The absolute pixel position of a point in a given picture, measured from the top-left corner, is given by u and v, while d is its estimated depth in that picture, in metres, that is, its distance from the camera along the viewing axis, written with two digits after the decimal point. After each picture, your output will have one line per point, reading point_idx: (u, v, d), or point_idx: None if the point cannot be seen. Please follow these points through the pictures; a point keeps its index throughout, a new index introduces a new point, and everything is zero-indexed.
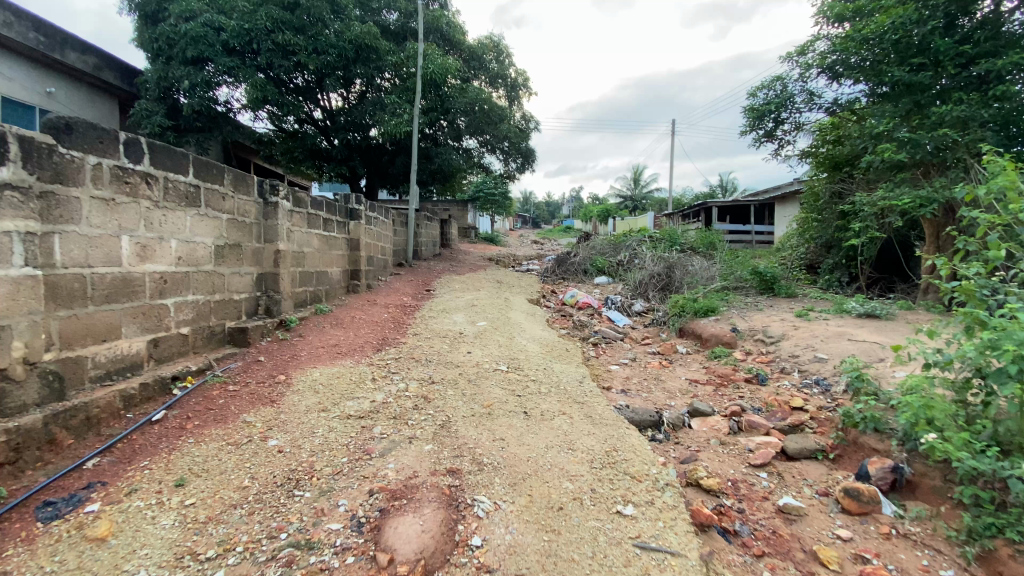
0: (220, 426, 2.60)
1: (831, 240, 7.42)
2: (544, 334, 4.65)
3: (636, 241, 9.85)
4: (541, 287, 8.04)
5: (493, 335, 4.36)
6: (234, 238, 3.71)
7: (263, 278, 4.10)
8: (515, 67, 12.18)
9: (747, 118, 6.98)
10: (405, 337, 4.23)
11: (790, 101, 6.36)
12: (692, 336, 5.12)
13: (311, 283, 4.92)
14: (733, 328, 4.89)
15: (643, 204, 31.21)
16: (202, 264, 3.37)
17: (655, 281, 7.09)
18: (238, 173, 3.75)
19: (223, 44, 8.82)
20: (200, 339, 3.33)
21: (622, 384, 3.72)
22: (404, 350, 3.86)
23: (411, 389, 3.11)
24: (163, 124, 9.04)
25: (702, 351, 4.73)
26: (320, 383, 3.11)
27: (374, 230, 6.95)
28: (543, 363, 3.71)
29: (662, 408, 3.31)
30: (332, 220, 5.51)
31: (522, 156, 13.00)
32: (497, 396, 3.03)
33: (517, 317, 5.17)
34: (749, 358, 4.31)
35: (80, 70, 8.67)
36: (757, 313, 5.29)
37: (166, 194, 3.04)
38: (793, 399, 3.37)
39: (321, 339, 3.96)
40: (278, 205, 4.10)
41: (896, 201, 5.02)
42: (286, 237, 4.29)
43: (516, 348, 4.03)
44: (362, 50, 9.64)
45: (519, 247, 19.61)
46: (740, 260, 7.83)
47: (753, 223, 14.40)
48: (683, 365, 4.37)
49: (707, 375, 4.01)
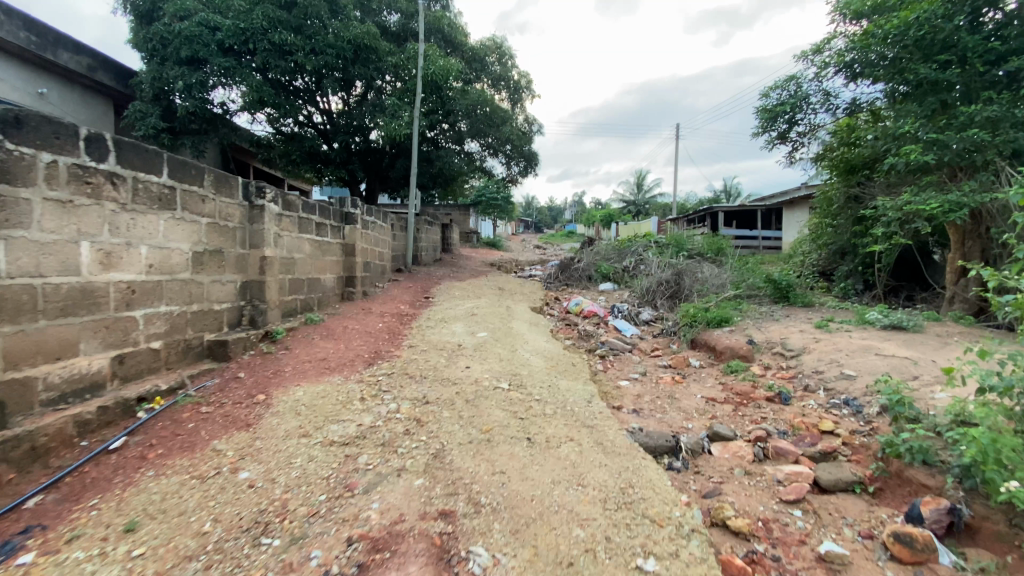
0: (186, 456, 2.32)
1: (846, 247, 7.13)
2: (548, 346, 4.36)
3: (642, 246, 9.56)
4: (545, 294, 7.76)
5: (494, 347, 4.07)
6: (215, 244, 3.44)
7: (248, 287, 3.83)
8: (518, 70, 11.94)
9: (759, 120, 6.67)
10: (399, 349, 3.95)
11: (805, 102, 6.05)
12: (705, 348, 4.82)
13: (302, 291, 4.65)
14: (749, 340, 4.60)
15: (646, 208, 30.92)
16: (177, 273, 3.10)
17: (663, 288, 6.81)
18: (221, 174, 3.49)
19: (218, 44, 8.57)
20: (173, 354, 3.06)
21: (633, 403, 3.43)
22: (397, 365, 3.56)
23: (402, 411, 2.81)
24: (157, 125, 8.83)
25: (717, 365, 4.43)
26: (302, 404, 2.82)
27: (371, 234, 6.67)
28: (548, 380, 3.41)
29: (679, 431, 3.01)
30: (326, 224, 5.23)
31: (525, 159, 12.73)
32: (497, 418, 2.73)
33: (519, 328, 4.88)
34: (768, 374, 4.01)
35: (74, 71, 8.47)
36: (773, 324, 5.00)
37: (135, 196, 2.77)
38: (823, 422, 3.08)
39: (308, 352, 3.66)
40: (264, 209, 3.84)
41: (922, 206, 4.65)
42: (273, 242, 4.02)
43: (519, 361, 3.73)
44: (362, 50, 9.41)
45: (522, 252, 19.36)
46: (751, 266, 7.54)
47: (760, 229, 14.08)
48: (698, 380, 4.07)
49: (725, 393, 3.72)
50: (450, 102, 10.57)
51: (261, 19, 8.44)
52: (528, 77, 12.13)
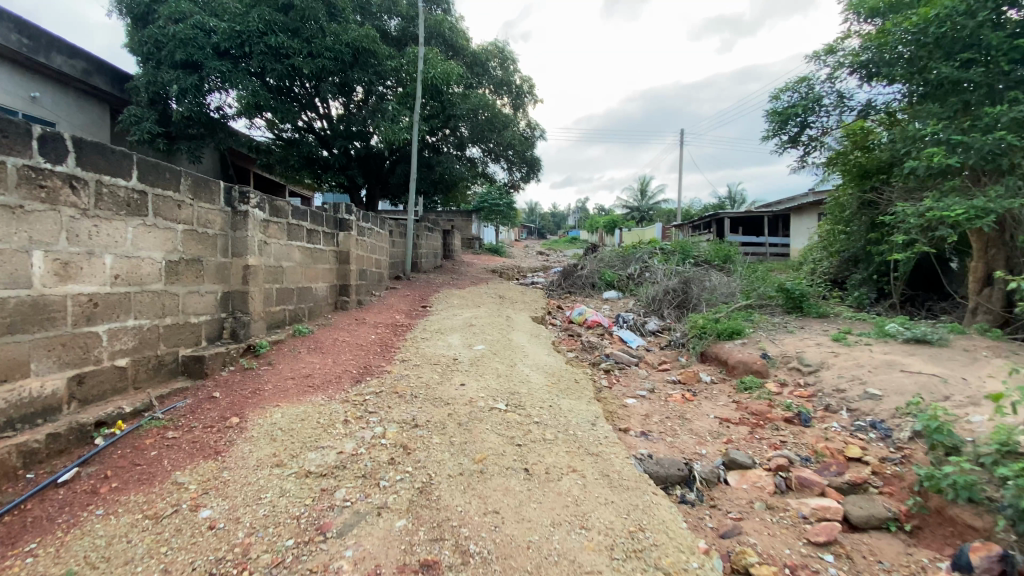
0: (144, 490, 2.08)
1: (860, 254, 6.86)
2: (550, 359, 4.10)
3: (647, 253, 9.31)
4: (547, 302, 7.51)
5: (492, 362, 3.82)
6: (192, 252, 3.22)
7: (229, 297, 3.60)
8: (520, 74, 11.77)
9: (769, 123, 6.41)
10: (390, 364, 3.70)
11: (818, 104, 5.81)
12: (717, 362, 4.56)
13: (290, 301, 4.42)
14: (763, 354, 4.33)
15: (650, 215, 30.64)
16: (148, 284, 2.88)
17: (670, 297, 6.55)
18: (200, 178, 3.29)
19: (213, 48, 8.41)
20: (142, 371, 2.83)
21: (641, 425, 3.17)
22: (387, 382, 3.32)
23: (388, 436, 2.57)
24: (152, 130, 8.66)
25: (729, 381, 4.17)
26: (279, 428, 2.58)
27: (368, 241, 6.45)
28: (549, 399, 3.15)
29: (692, 458, 2.75)
30: (318, 231, 5.01)
31: (527, 165, 12.52)
32: (492, 445, 2.48)
33: (520, 340, 4.63)
34: (785, 391, 3.75)
35: (69, 75, 8.31)
36: (787, 336, 4.73)
37: (99, 201, 2.56)
38: (849, 448, 2.82)
39: (292, 368, 3.43)
40: (248, 215, 3.62)
41: (945, 212, 4.37)
42: (258, 250, 3.80)
43: (519, 378, 3.48)
44: (360, 53, 9.22)
45: (525, 258, 19.12)
46: (761, 274, 7.28)
47: (766, 236, 13.75)
48: (709, 398, 3.81)
49: (739, 413, 3.46)
50: (451, 106, 10.37)
51: (257, 21, 8.27)
52: (530, 81, 11.93)
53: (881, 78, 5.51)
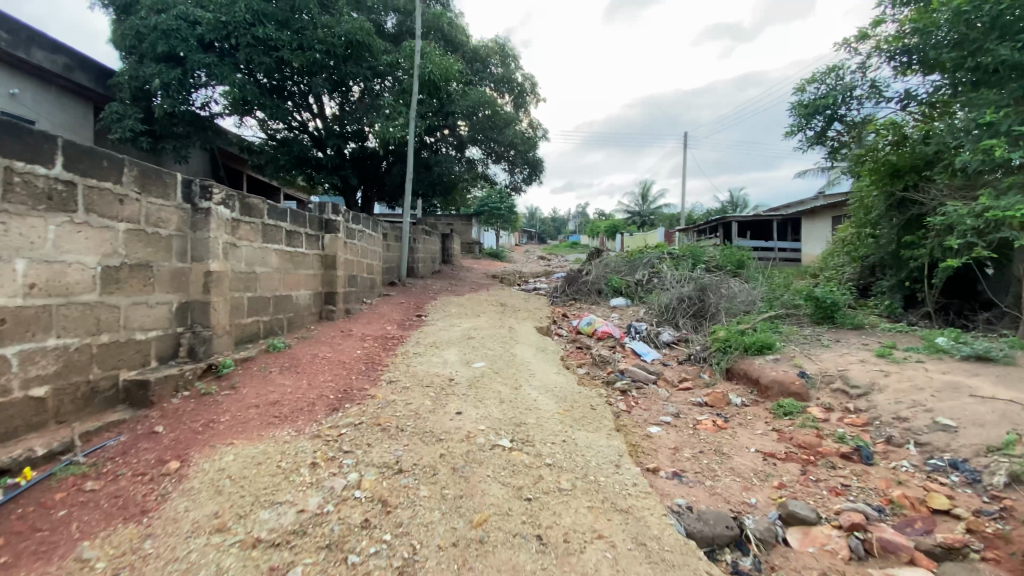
0: (35, 572, 1.57)
1: (890, 259, 6.36)
2: (559, 378, 3.58)
3: (655, 257, 8.80)
4: (552, 310, 6.99)
5: (492, 383, 3.30)
6: (139, 256, 2.71)
7: (188, 309, 3.09)
8: (522, 72, 11.30)
9: (793, 117, 5.89)
10: (374, 386, 3.19)
11: (852, 94, 5.31)
12: (746, 380, 4.04)
13: (263, 312, 3.91)
14: (800, 372, 3.81)
15: (651, 219, 30.12)
16: (76, 295, 2.36)
17: (686, 306, 6.04)
18: (149, 169, 2.78)
19: (198, 40, 7.90)
20: (68, 402, 2.31)
21: (672, 463, 2.66)
22: (369, 410, 2.80)
23: (364, 487, 2.06)
24: (136, 128, 8.15)
25: (763, 404, 3.66)
26: (228, 476, 2.06)
27: (358, 245, 5.94)
28: (562, 432, 2.63)
29: (740, 511, 2.23)
30: (299, 232, 4.50)
31: (529, 166, 12.04)
32: (495, 500, 1.97)
33: (524, 355, 4.11)
34: (833, 419, 3.24)
35: (50, 72, 7.77)
36: (824, 351, 4.22)
37: (6, 192, 2.06)
38: (932, 498, 2.31)
39: (258, 393, 2.91)
40: (211, 212, 3.11)
41: (1006, 212, 3.85)
42: (223, 255, 3.28)
43: (524, 404, 2.95)
44: (354, 47, 8.67)
45: (526, 263, 18.61)
46: (783, 281, 6.77)
47: (776, 240, 13.25)
48: (744, 426, 3.30)
49: (784, 446, 2.95)
50: (449, 104, 9.86)
51: (244, 12, 7.73)
52: (533, 79, 11.47)
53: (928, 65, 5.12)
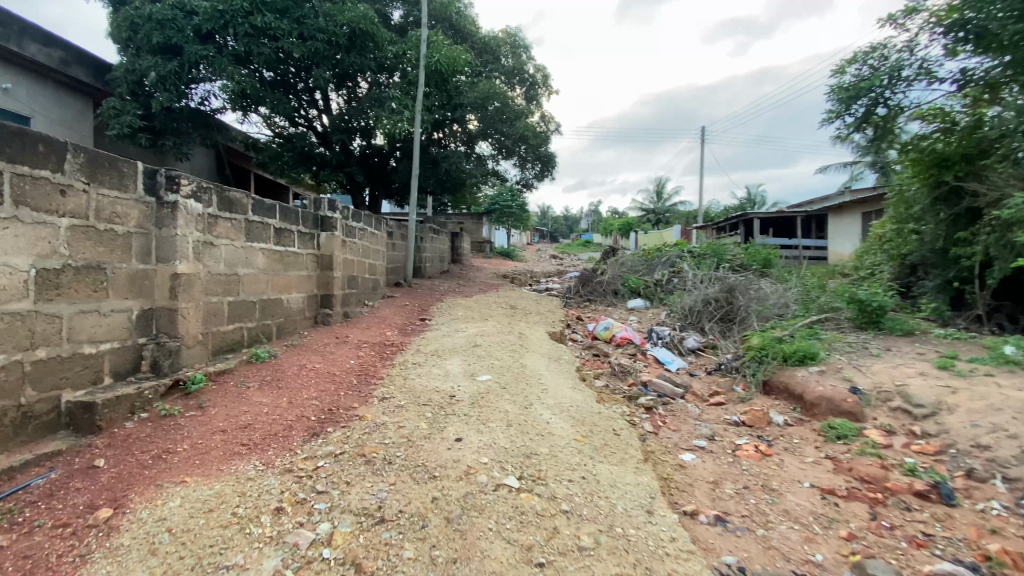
0: None
1: (936, 257, 5.84)
2: (574, 394, 3.14)
3: (674, 256, 8.31)
4: (566, 313, 6.55)
5: (500, 400, 2.88)
6: (86, 257, 2.34)
7: (152, 317, 2.72)
8: (534, 63, 10.87)
9: (831, 102, 5.37)
10: (363, 404, 2.79)
11: (902, 74, 4.81)
12: (786, 395, 3.57)
13: (247, 318, 3.52)
14: (852, 387, 3.34)
15: (667, 217, 29.39)
16: (2, 304, 1.99)
17: (712, 309, 5.57)
18: (100, 156, 2.42)
19: (195, 30, 7.58)
20: None
21: (714, 503, 2.22)
22: (354, 435, 2.40)
23: (334, 544, 1.65)
24: (134, 124, 7.78)
25: (810, 424, 3.19)
26: (168, 530, 1.67)
27: (359, 244, 5.54)
28: (580, 465, 2.21)
29: (805, 574, 1.79)
30: (290, 230, 4.11)
31: (541, 162, 11.61)
32: (497, 568, 1.54)
33: (536, 366, 3.67)
34: (897, 446, 2.78)
35: (45, 66, 7.45)
36: (876, 361, 3.74)
37: None
38: None
39: (228, 415, 2.52)
40: (178, 206, 2.73)
41: None
42: (195, 255, 2.89)
43: (536, 427, 2.52)
44: (358, 37, 8.28)
45: (539, 262, 18.13)
46: (817, 281, 6.25)
47: (801, 237, 12.62)
48: (791, 453, 2.84)
49: (844, 480, 2.50)
50: (457, 96, 9.45)
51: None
52: (545, 71, 11.01)
53: (969, 46, 5.10)
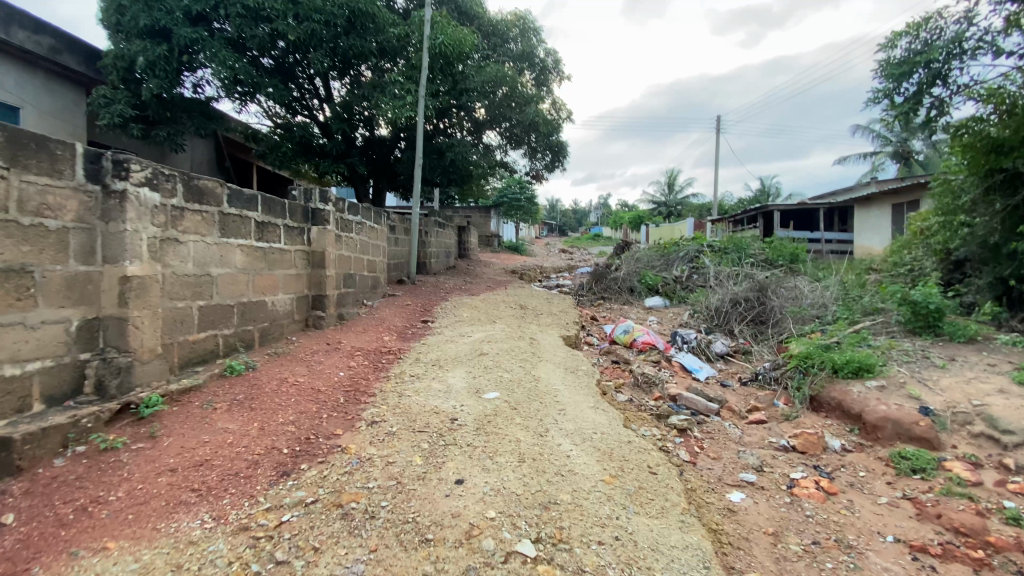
0: None
1: (988, 252, 5.29)
2: (598, 415, 2.68)
3: (693, 251, 7.82)
4: (580, 313, 6.10)
5: (511, 426, 2.43)
6: (3, 258, 1.94)
7: (100, 328, 2.30)
8: (545, 47, 10.33)
9: (879, 80, 4.84)
10: (347, 431, 2.34)
11: (965, 46, 4.29)
12: (840, 414, 3.10)
13: (220, 325, 3.08)
14: (923, 409, 2.85)
15: (678, 210, 28.73)
16: None
17: (742, 310, 5.08)
18: (24, 135, 2.00)
19: (185, 12, 7.19)
20: None
21: (778, 567, 1.77)
22: (331, 478, 1.94)
23: None
24: (125, 114, 7.34)
25: (874, 452, 2.72)
26: None
27: (356, 239, 5.10)
28: (613, 520, 1.75)
29: None
30: (274, 223, 3.67)
31: (552, 152, 11.11)
32: None
33: (551, 379, 3.21)
34: (990, 486, 2.30)
35: (35, 55, 6.90)
36: (942, 374, 3.24)
37: None
38: None
39: (182, 450, 2.08)
40: (127, 196, 2.29)
41: None
42: (151, 254, 2.45)
43: (554, 465, 2.07)
44: (357, 18, 7.82)
45: (549, 257, 17.65)
46: (856, 280, 5.73)
47: (824, 230, 12.01)
48: (860, 491, 2.36)
49: (933, 532, 2.03)
50: (463, 81, 8.92)
51: None
52: (555, 56, 10.47)
53: None
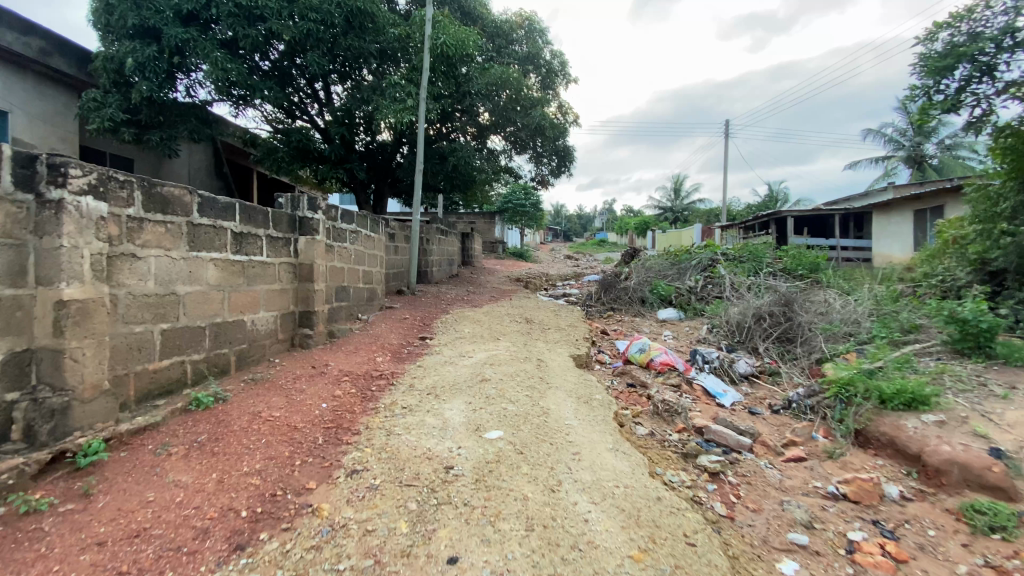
0: None
1: None
2: (618, 460, 2.30)
3: (707, 259, 7.44)
4: (590, 326, 5.71)
5: (518, 477, 2.05)
6: None
7: (34, 362, 1.95)
8: (552, 48, 10.00)
9: (918, 76, 4.46)
10: (321, 485, 1.97)
11: (1016, 37, 3.91)
12: (893, 453, 2.70)
13: (188, 349, 2.72)
14: (994, 450, 2.45)
15: (685, 216, 28.35)
16: None
17: (766, 326, 4.69)
18: None
19: (176, 12, 6.90)
20: None
21: None
22: (294, 554, 1.57)
23: None
24: (117, 117, 7.03)
25: (941, 502, 2.32)
26: None
27: (350, 250, 4.74)
28: None
29: None
30: (254, 232, 3.31)
31: (558, 157, 10.76)
32: None
33: (562, 412, 2.83)
34: None
35: (24, 57, 6.59)
36: (1007, 406, 2.84)
37: None
38: None
39: (118, 514, 1.72)
40: (63, 204, 1.95)
41: None
42: (98, 271, 2.10)
43: (570, 536, 1.69)
44: (355, 18, 7.51)
45: (554, 264, 17.27)
46: (887, 292, 5.32)
47: (839, 238, 11.60)
48: (933, 557, 1.97)
49: None
50: (466, 83, 8.61)
51: None
52: (562, 58, 10.14)
53: None
